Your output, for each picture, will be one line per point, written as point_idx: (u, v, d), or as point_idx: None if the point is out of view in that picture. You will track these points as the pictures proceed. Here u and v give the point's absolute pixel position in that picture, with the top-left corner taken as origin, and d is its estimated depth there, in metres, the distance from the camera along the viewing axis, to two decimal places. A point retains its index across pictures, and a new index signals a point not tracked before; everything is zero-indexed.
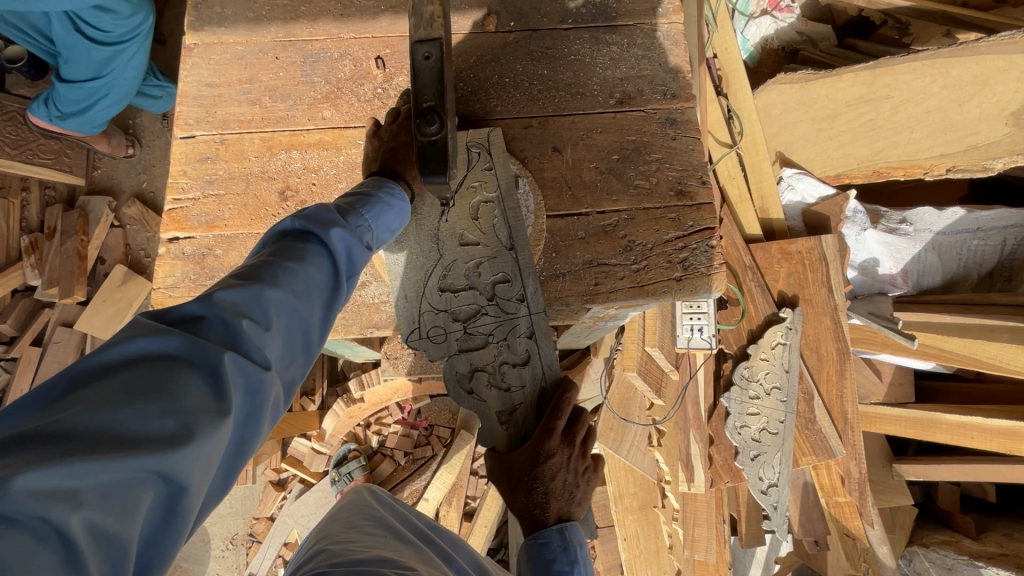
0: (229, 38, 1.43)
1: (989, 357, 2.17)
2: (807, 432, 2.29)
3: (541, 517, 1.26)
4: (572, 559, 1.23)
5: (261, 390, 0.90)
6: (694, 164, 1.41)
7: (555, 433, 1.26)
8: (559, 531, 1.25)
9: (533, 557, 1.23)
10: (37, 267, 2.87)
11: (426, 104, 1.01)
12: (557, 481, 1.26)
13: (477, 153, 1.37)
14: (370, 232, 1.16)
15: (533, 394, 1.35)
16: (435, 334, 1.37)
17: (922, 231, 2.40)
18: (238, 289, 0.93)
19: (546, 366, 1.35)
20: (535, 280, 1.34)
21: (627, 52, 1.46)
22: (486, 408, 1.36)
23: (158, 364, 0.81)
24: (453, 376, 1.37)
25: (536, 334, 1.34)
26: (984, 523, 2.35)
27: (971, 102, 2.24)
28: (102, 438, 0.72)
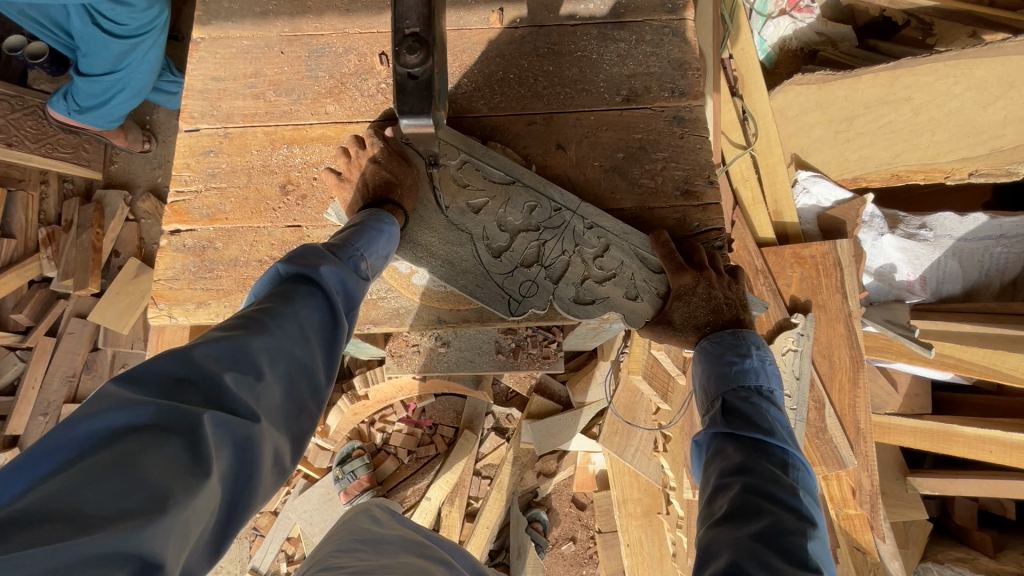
0: (235, 32, 1.43)
1: (1011, 369, 2.08)
2: (816, 441, 2.22)
3: (712, 327, 1.29)
4: (744, 352, 1.22)
5: (249, 443, 0.90)
6: (702, 163, 1.37)
7: (684, 267, 1.27)
8: (732, 332, 1.26)
9: (706, 352, 1.26)
10: (53, 259, 2.92)
11: (410, 32, 0.96)
12: (715, 299, 1.27)
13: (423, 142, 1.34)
14: (365, 261, 1.20)
15: (634, 262, 1.34)
16: (530, 288, 1.36)
17: (942, 237, 2.32)
18: (221, 344, 0.94)
19: (621, 231, 1.34)
20: (555, 186, 1.35)
21: (636, 48, 1.43)
22: (615, 302, 1.35)
23: (133, 434, 0.78)
24: (569, 302, 1.36)
25: (592, 220, 1.34)
26: (1003, 541, 2.26)
27: (996, 105, 2.17)
28: (65, 517, 0.67)
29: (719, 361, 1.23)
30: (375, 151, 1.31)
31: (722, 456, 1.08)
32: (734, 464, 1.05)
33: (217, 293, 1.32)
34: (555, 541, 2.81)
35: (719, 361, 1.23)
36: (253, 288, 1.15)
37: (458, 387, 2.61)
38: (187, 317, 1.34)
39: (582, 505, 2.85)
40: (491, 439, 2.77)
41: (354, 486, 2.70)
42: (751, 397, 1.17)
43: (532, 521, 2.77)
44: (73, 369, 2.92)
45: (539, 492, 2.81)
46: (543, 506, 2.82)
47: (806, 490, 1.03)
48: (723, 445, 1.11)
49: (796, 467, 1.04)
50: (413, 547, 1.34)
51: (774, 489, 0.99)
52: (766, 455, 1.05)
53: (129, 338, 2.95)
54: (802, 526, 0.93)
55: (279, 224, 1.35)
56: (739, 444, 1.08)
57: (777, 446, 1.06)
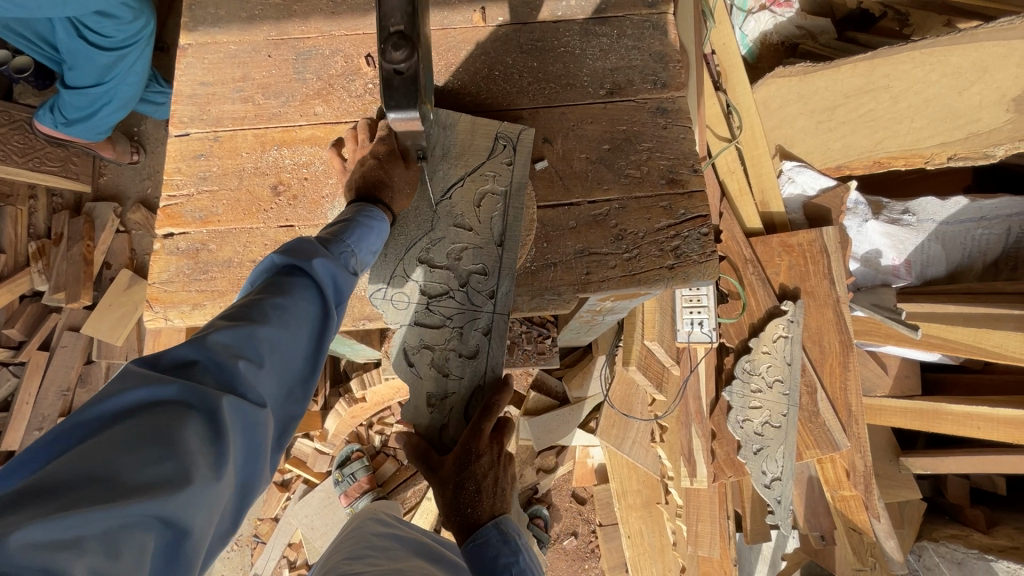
0: (223, 38, 1.45)
1: (995, 346, 2.12)
2: (810, 425, 2.26)
3: (476, 517, 1.22)
4: (514, 548, 1.23)
5: (255, 430, 0.92)
6: (685, 152, 1.40)
7: (484, 434, 1.22)
8: (496, 526, 1.23)
9: (475, 559, 1.21)
10: (44, 272, 2.91)
11: (395, 30, 0.96)
12: (489, 479, 1.22)
13: (503, 145, 1.37)
14: (355, 257, 1.15)
15: (466, 392, 1.31)
16: (399, 298, 1.36)
17: (924, 221, 2.38)
18: (230, 330, 0.94)
19: (493, 363, 1.31)
20: (511, 281, 1.33)
21: (617, 42, 1.47)
22: (418, 386, 1.32)
23: (158, 409, 0.82)
24: (400, 343, 1.34)
25: (492, 333, 1.32)
26: (995, 517, 2.30)
27: (971, 90, 2.22)
28: (98, 486, 0.73)
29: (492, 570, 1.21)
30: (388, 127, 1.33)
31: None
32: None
33: (210, 294, 1.33)
34: (556, 536, 2.84)
35: (495, 569, 1.20)
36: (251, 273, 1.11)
37: None
38: (183, 319, 1.34)
39: (582, 499, 2.88)
40: None
41: (354, 489, 2.68)
42: None
43: (532, 518, 2.78)
44: (68, 383, 2.91)
45: (539, 488, 2.83)
46: (544, 502, 2.84)
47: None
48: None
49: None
50: (424, 554, 1.37)
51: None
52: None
53: (123, 349, 2.94)
54: None
55: (271, 225, 1.36)
56: None
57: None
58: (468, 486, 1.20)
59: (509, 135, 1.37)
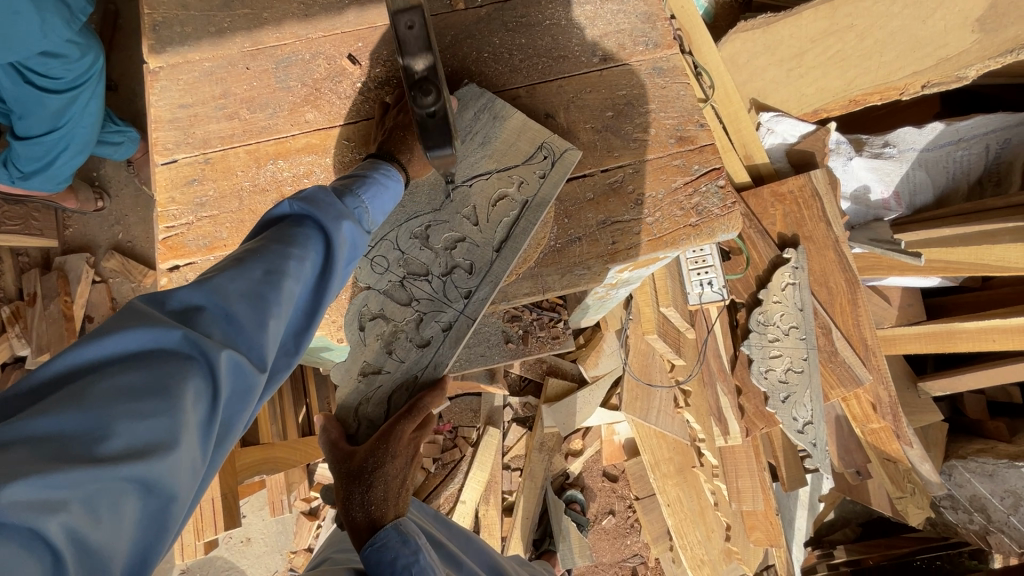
0: (195, 56, 1.38)
1: (997, 260, 2.17)
2: (831, 365, 2.30)
3: (380, 514, 1.16)
4: (414, 547, 1.16)
5: (254, 390, 0.90)
6: (688, 108, 1.39)
7: (405, 425, 1.20)
8: (396, 526, 1.17)
9: (372, 562, 1.12)
10: (24, 336, 2.76)
11: (417, 74, 1.01)
12: (396, 476, 1.19)
13: (541, 156, 1.32)
14: (369, 216, 1.13)
15: (399, 378, 1.31)
16: (378, 261, 1.34)
17: (906, 151, 2.43)
18: (238, 280, 0.91)
19: (433, 363, 1.30)
20: (489, 288, 1.29)
21: (602, 8, 1.44)
22: (358, 356, 1.32)
23: (159, 360, 0.81)
24: (359, 304, 1.33)
25: (451, 332, 1.31)
26: (1015, 426, 2.38)
27: (935, 16, 2.26)
28: (89, 441, 0.72)
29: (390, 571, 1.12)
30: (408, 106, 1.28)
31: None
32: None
33: None
34: (595, 517, 2.84)
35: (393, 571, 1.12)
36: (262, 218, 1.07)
37: (473, 385, 2.58)
38: None
39: (613, 477, 2.88)
40: (514, 430, 2.77)
41: None
42: None
43: (569, 503, 2.79)
44: None
45: (570, 473, 2.83)
46: (577, 486, 2.85)
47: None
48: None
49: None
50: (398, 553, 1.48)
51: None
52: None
53: None
54: None
55: None
56: None
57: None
58: (376, 487, 1.16)
59: (552, 147, 1.32)
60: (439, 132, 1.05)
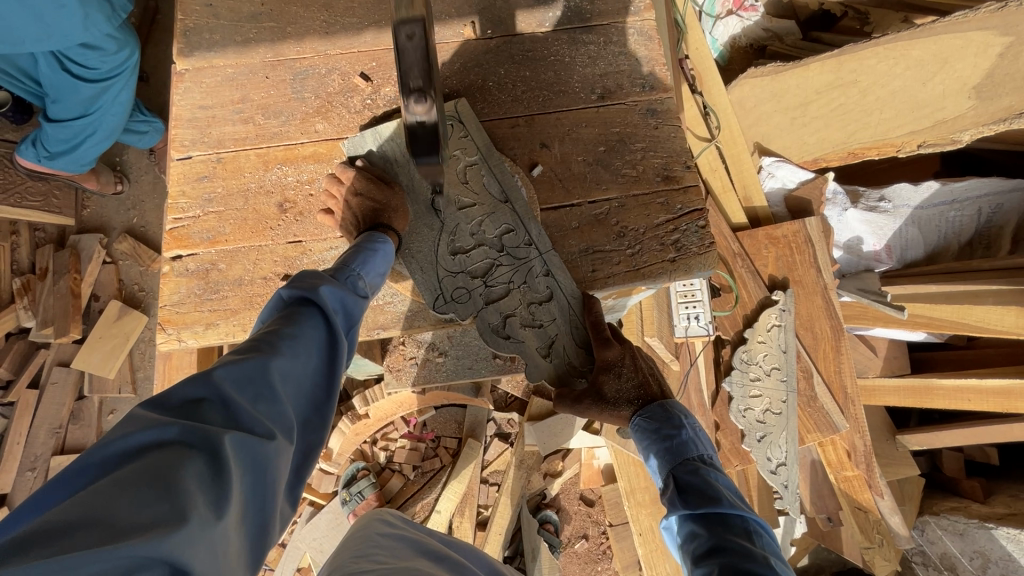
0: (219, 61, 1.47)
1: (978, 321, 2.21)
2: (809, 410, 2.33)
3: (642, 399, 1.37)
4: (677, 423, 1.32)
5: (264, 460, 0.93)
6: (677, 150, 1.46)
7: (610, 341, 1.34)
8: (661, 405, 1.35)
9: (643, 429, 1.33)
10: (30, 308, 2.85)
11: (414, 83, 1.05)
12: (638, 373, 1.37)
13: (451, 125, 1.42)
14: (362, 280, 1.25)
15: (567, 331, 1.40)
16: (461, 295, 1.41)
17: (901, 207, 2.48)
18: (237, 367, 0.98)
19: (571, 296, 1.38)
20: (535, 222, 1.39)
21: (605, 49, 1.53)
22: (527, 349, 1.41)
23: (161, 449, 0.84)
24: (488, 328, 1.41)
25: (552, 270, 1.38)
26: (991, 487, 2.38)
27: (935, 80, 2.33)
28: (99, 525, 0.72)
29: (658, 438, 1.31)
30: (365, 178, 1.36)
31: (694, 538, 1.15)
32: (705, 544, 1.13)
33: (223, 313, 1.34)
34: (568, 540, 2.85)
35: (658, 437, 1.31)
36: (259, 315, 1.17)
37: (458, 398, 2.68)
38: (197, 340, 1.35)
39: (590, 501, 2.90)
40: (495, 445, 2.80)
41: (363, 507, 2.67)
42: (695, 469, 1.27)
43: (543, 523, 2.79)
44: (60, 420, 2.84)
45: (547, 493, 2.85)
46: (553, 507, 2.85)
47: (772, 551, 1.12)
48: (691, 527, 1.17)
49: (757, 531, 1.13)
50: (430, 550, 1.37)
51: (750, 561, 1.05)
52: (728, 527, 1.13)
53: (116, 382, 2.89)
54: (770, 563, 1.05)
55: (280, 241, 1.38)
56: (706, 522, 1.16)
57: (732, 513, 1.15)
58: (630, 383, 1.35)
59: (450, 116, 1.43)
60: (426, 138, 1.11)
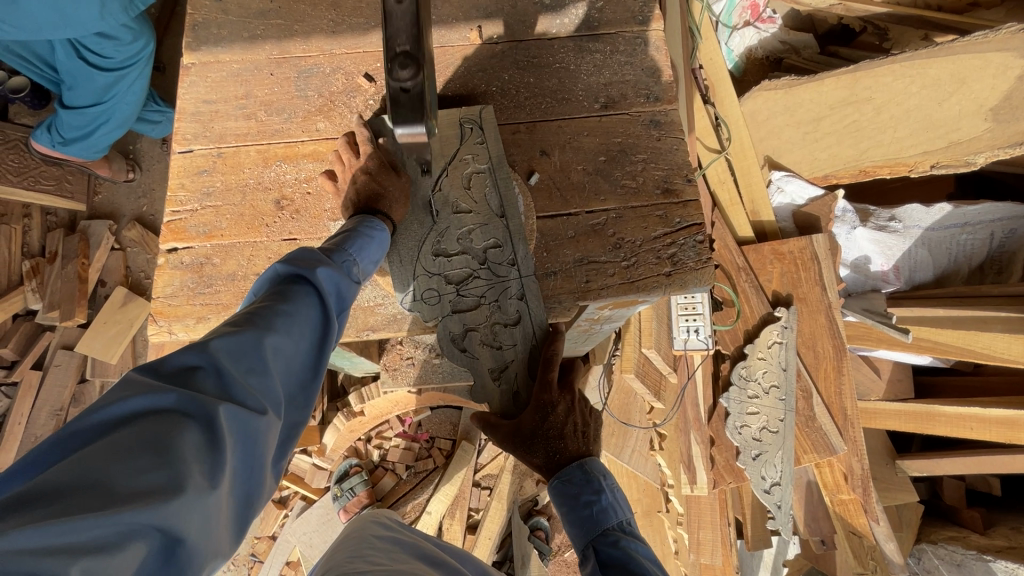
0: (226, 57, 1.48)
1: (984, 348, 2.18)
2: (807, 430, 2.29)
3: (562, 458, 1.35)
4: (596, 488, 1.34)
5: (258, 435, 0.91)
6: (679, 162, 1.45)
7: (552, 386, 1.30)
8: (580, 466, 1.35)
9: (563, 494, 1.34)
10: (38, 291, 2.89)
11: (400, 48, 1.05)
12: (569, 424, 1.34)
13: (469, 128, 1.43)
14: (357, 266, 1.20)
15: (524, 358, 1.38)
16: (432, 296, 1.39)
17: (911, 227, 2.43)
18: (233, 337, 0.95)
19: (537, 325, 1.37)
20: (524, 244, 1.38)
21: (611, 58, 1.52)
22: (478, 367, 1.38)
23: (155, 417, 0.82)
24: (446, 336, 1.39)
25: (527, 295, 1.37)
26: (992, 518, 2.33)
27: (951, 100, 2.29)
28: (94, 491, 0.72)
29: (579, 504, 1.33)
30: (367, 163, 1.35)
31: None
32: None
33: (215, 307, 1.35)
34: (558, 548, 2.82)
35: (577, 505, 1.33)
36: (252, 286, 1.13)
37: (454, 398, 2.66)
38: (187, 333, 1.36)
39: None
40: (489, 449, 2.78)
41: (353, 504, 2.67)
42: (614, 539, 1.31)
43: (533, 529, 2.78)
44: (61, 403, 2.88)
45: (539, 500, 2.83)
46: (544, 513, 2.84)
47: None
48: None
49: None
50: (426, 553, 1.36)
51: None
52: None
53: (118, 367, 2.92)
54: None
55: (275, 238, 1.39)
56: None
57: None
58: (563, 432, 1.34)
59: (470, 118, 1.44)
60: (411, 109, 1.08)
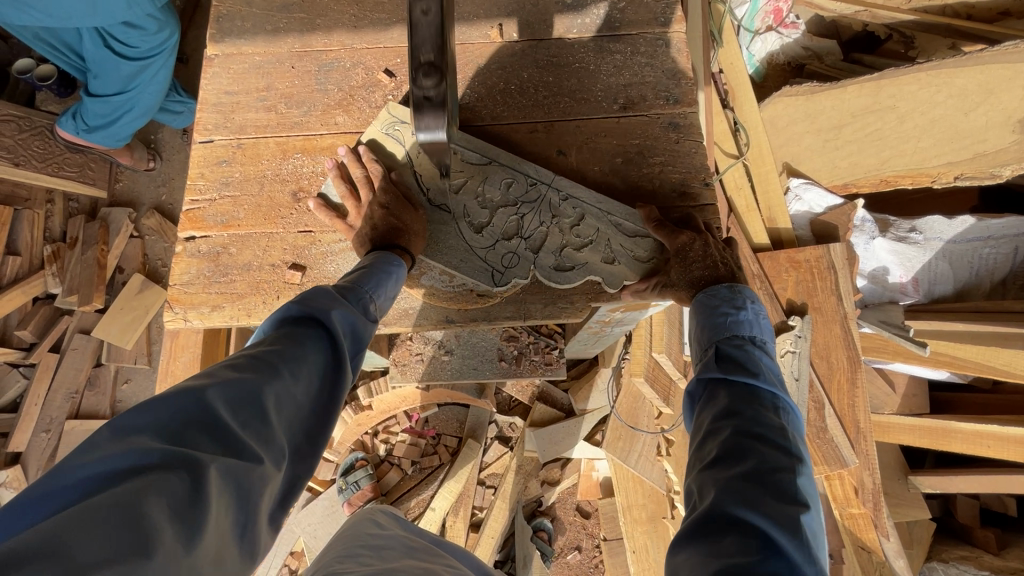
0: (248, 49, 1.50)
1: (1005, 365, 2.14)
2: (818, 441, 2.26)
3: (707, 280, 1.29)
4: (739, 305, 1.24)
5: (251, 491, 0.89)
6: (697, 166, 1.44)
7: (677, 231, 1.31)
8: (728, 287, 1.27)
9: (701, 303, 1.27)
10: (58, 275, 2.94)
11: (424, 59, 1.00)
12: (707, 262, 1.29)
13: (399, 128, 1.42)
14: (373, 303, 1.24)
15: (611, 231, 1.39)
16: (511, 260, 1.40)
17: (932, 239, 2.39)
18: (235, 386, 0.94)
19: (597, 204, 1.39)
20: (529, 163, 1.42)
21: (631, 59, 1.50)
22: (594, 267, 1.39)
23: (143, 473, 0.78)
24: (550, 267, 1.40)
25: (566, 190, 1.40)
26: (1006, 539, 2.28)
27: (978, 111, 2.24)
28: (65, 557, 0.66)
29: (714, 311, 1.24)
30: (383, 196, 1.34)
31: (713, 398, 1.11)
32: (722, 405, 1.08)
33: (230, 297, 1.36)
34: (560, 550, 2.81)
35: (714, 311, 1.24)
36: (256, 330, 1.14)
37: (461, 398, 2.70)
38: (202, 321, 1.37)
39: (587, 513, 2.85)
40: (495, 448, 2.77)
41: (358, 497, 2.69)
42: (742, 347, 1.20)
43: (536, 530, 2.75)
44: (76, 386, 2.93)
45: (543, 501, 2.81)
46: (548, 515, 2.82)
47: (795, 431, 1.06)
48: (714, 390, 1.13)
49: (784, 409, 1.07)
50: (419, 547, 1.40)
51: (762, 429, 1.01)
52: (757, 395, 1.07)
53: (132, 353, 2.97)
54: (789, 463, 0.96)
55: (291, 230, 1.40)
56: (730, 386, 1.11)
57: (766, 389, 1.08)
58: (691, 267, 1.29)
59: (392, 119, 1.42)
60: (433, 115, 1.08)
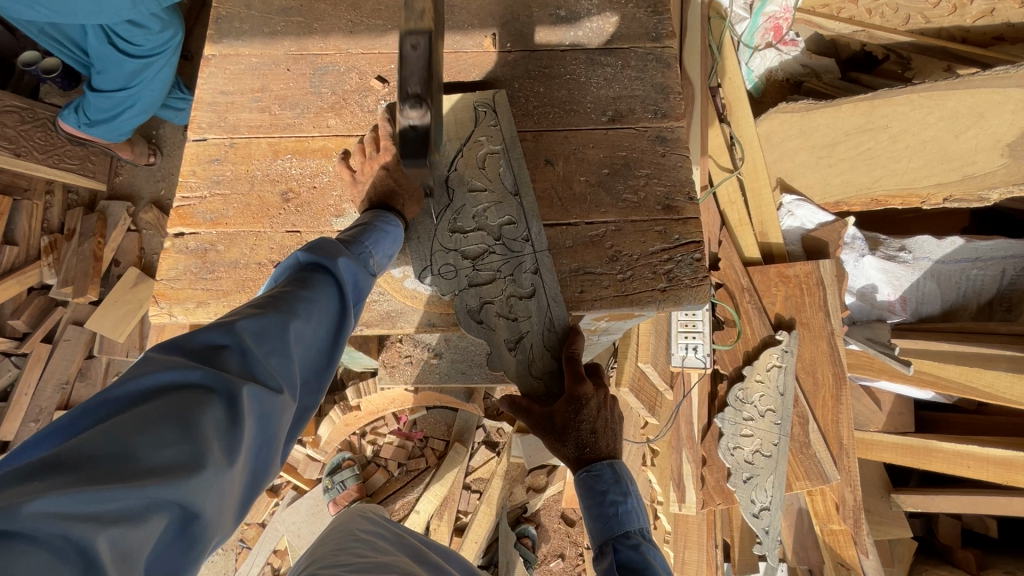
0: (245, 50, 1.53)
1: (986, 386, 2.16)
2: (800, 456, 2.27)
3: (589, 453, 1.27)
4: (625, 491, 1.27)
5: (274, 417, 0.93)
6: (682, 180, 1.46)
7: (586, 379, 1.28)
8: (610, 465, 1.28)
9: (589, 487, 1.27)
10: (54, 266, 2.96)
11: (412, 91, 1.08)
12: (596, 423, 1.27)
13: (484, 112, 1.46)
14: (373, 258, 1.23)
15: (540, 330, 1.38)
16: (447, 272, 1.42)
17: (920, 259, 2.39)
18: (257, 320, 0.97)
19: (553, 299, 1.37)
20: (539, 223, 1.40)
21: (622, 73, 1.53)
22: (494, 338, 1.38)
23: (180, 392, 0.83)
24: (463, 309, 1.40)
25: (542, 270, 1.38)
26: (986, 560, 2.28)
27: (968, 134, 2.26)
28: (119, 460, 0.73)
29: (604, 502, 1.26)
30: (383, 158, 1.36)
31: None
32: None
33: (216, 293, 1.38)
34: (543, 558, 2.81)
35: (603, 502, 1.26)
36: (274, 271, 1.17)
37: (450, 400, 2.69)
38: (186, 316, 1.39)
39: (571, 521, 2.85)
40: (482, 453, 2.79)
41: (342, 497, 2.68)
42: (635, 543, 1.26)
43: (520, 537, 2.75)
44: (67, 376, 2.94)
45: (528, 507, 2.81)
46: (532, 522, 2.82)
47: None
48: None
49: None
50: (407, 549, 1.36)
51: None
52: None
53: (124, 346, 2.98)
54: None
55: (277, 229, 1.42)
56: None
57: None
58: (580, 426, 1.26)
59: (483, 102, 1.47)
60: (418, 144, 1.09)
